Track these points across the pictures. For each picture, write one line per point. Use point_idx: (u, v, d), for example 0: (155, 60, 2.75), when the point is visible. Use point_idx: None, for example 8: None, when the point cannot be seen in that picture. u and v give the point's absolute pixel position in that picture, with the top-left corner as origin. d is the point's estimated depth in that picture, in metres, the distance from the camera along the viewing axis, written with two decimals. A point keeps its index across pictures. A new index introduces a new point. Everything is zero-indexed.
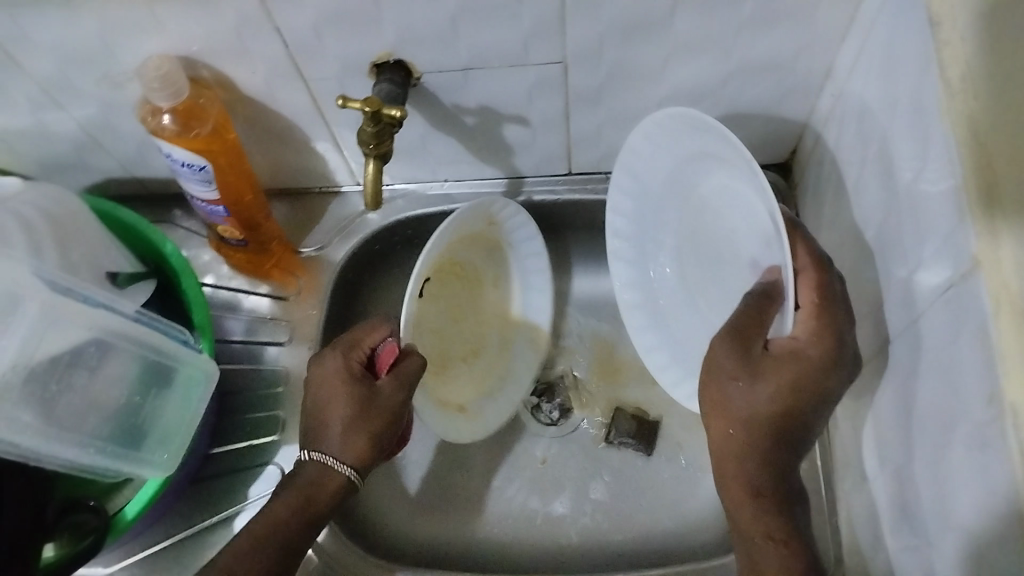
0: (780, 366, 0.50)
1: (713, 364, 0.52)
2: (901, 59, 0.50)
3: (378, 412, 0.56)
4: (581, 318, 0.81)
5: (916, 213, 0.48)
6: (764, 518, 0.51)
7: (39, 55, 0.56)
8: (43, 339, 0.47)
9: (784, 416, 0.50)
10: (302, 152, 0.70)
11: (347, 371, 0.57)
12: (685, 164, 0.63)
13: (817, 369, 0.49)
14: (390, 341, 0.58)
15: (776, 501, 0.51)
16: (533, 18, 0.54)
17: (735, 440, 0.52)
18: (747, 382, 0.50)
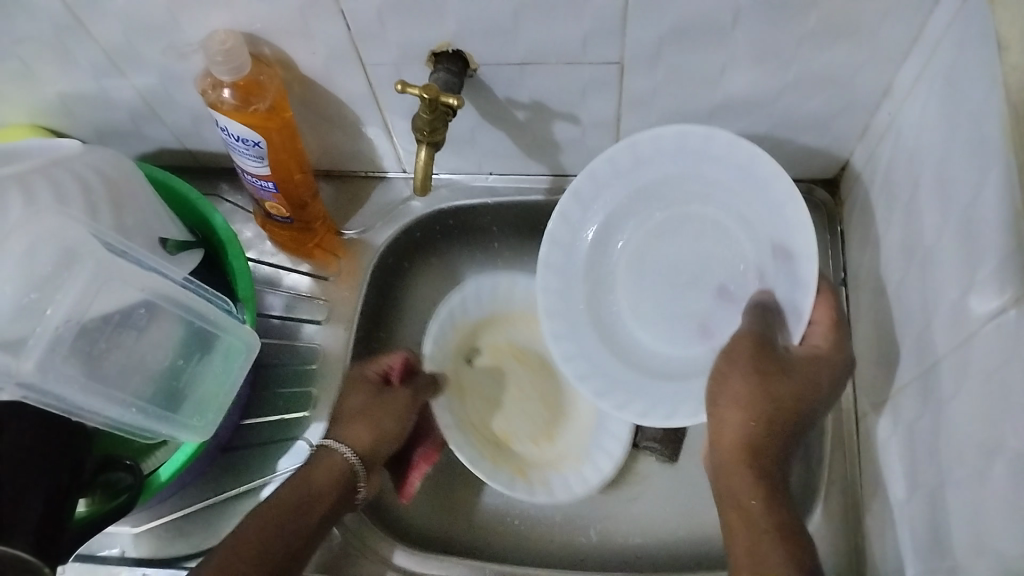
0: (809, 366, 0.55)
1: (715, 383, 0.56)
2: (964, 82, 0.49)
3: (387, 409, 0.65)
4: None
5: (968, 238, 0.48)
6: (761, 527, 0.51)
7: (109, 22, 0.57)
8: (97, 293, 0.49)
9: (799, 417, 0.54)
10: (353, 135, 0.71)
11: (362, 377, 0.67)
12: (666, 185, 0.68)
13: (838, 376, 0.55)
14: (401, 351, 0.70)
15: (778, 498, 0.52)
16: (595, 17, 0.55)
17: (731, 457, 0.54)
18: (749, 396, 0.54)
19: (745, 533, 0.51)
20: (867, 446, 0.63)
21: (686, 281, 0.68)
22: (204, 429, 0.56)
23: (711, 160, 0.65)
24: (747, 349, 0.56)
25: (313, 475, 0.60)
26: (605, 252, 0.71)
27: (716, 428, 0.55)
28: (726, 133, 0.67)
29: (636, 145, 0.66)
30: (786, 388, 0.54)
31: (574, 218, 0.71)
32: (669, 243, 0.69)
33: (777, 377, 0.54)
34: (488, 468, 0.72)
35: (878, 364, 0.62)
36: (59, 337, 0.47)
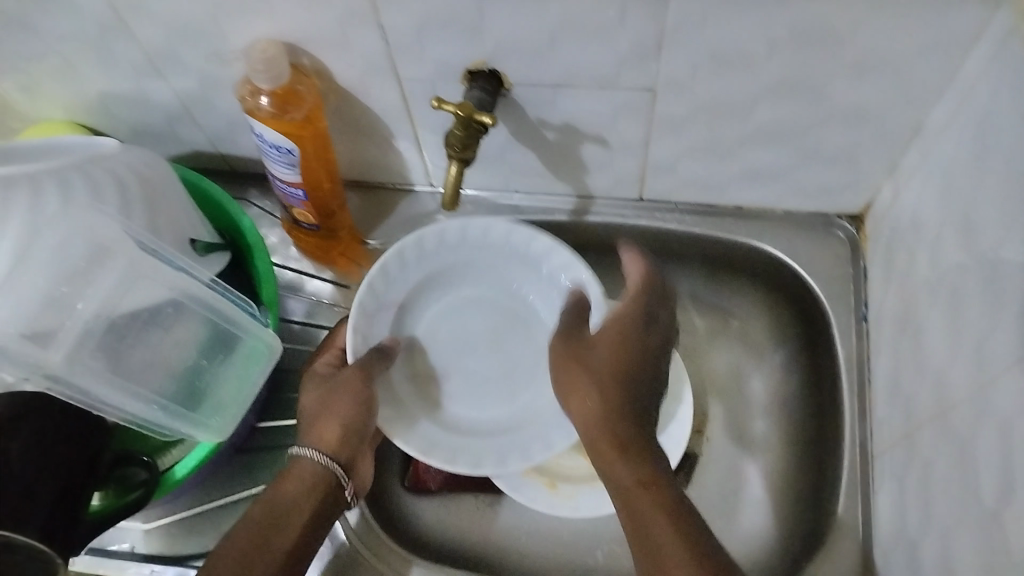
0: (614, 326, 0.56)
1: (560, 380, 0.56)
2: (996, 125, 0.49)
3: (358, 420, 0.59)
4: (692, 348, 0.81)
5: (995, 280, 0.48)
6: (661, 512, 0.50)
7: (152, 25, 0.58)
8: (129, 290, 0.50)
9: (629, 372, 0.54)
10: (384, 148, 0.71)
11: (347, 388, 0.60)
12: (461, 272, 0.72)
13: (634, 319, 0.56)
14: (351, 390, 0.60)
15: (662, 481, 0.52)
16: (630, 42, 0.55)
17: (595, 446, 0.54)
18: (585, 385, 0.54)
19: (665, 522, 0.50)
20: (881, 486, 0.62)
21: (477, 350, 0.70)
22: (223, 428, 0.57)
23: (526, 257, 0.71)
24: (569, 344, 0.57)
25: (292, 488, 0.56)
26: (404, 322, 0.70)
27: (574, 415, 0.55)
28: (753, 164, 0.68)
29: (489, 230, 0.70)
30: (631, 345, 0.55)
31: (393, 268, 0.69)
32: (452, 314, 0.71)
33: (638, 331, 0.56)
34: (517, 478, 0.72)
35: (896, 402, 0.61)
36: (89, 331, 0.48)
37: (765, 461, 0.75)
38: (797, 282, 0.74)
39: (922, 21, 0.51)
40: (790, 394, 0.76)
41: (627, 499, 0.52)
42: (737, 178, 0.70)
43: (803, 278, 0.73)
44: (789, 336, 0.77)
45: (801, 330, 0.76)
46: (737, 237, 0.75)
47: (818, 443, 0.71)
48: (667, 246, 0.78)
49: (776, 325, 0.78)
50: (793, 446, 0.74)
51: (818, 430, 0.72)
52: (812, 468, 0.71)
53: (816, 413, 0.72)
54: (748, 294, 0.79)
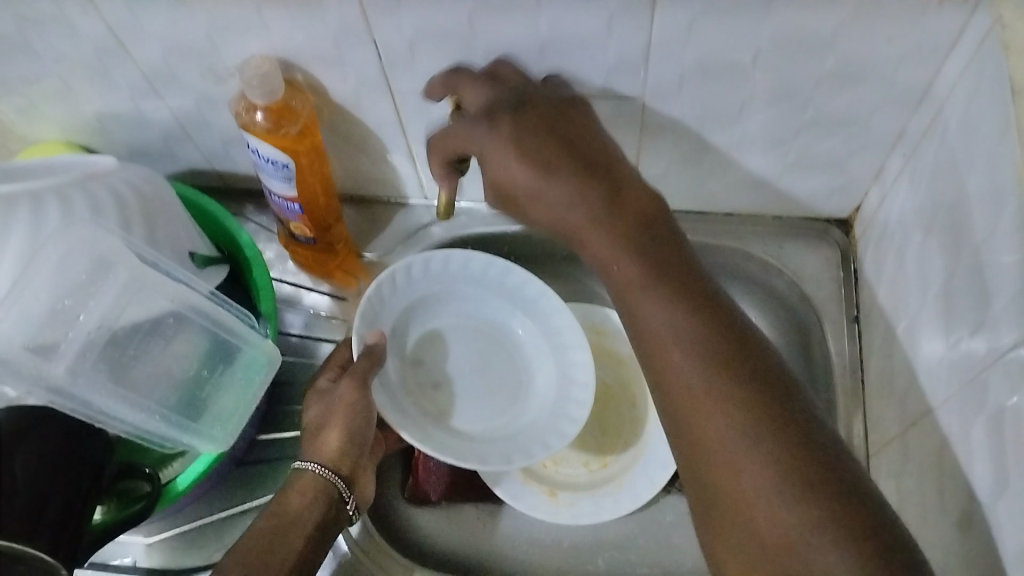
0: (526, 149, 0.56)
1: (511, 174, 0.57)
2: (978, 126, 0.51)
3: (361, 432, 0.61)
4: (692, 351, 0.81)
5: (981, 276, 0.49)
6: (737, 383, 0.49)
7: (149, 45, 0.60)
8: (130, 301, 0.51)
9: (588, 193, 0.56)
10: (378, 162, 0.72)
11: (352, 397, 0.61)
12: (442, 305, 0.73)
13: (532, 128, 0.56)
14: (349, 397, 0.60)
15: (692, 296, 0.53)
16: (618, 52, 0.57)
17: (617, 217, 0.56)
18: (562, 190, 0.56)
19: (688, 367, 0.51)
20: (878, 484, 0.63)
21: (465, 376, 0.72)
22: (224, 439, 0.57)
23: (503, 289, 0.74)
24: (491, 181, 0.59)
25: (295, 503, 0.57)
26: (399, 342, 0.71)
27: (598, 248, 0.56)
28: (742, 170, 0.69)
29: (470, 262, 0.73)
30: (597, 187, 0.56)
31: (394, 284, 0.70)
32: (438, 334, 0.73)
33: (551, 138, 0.56)
34: (518, 486, 0.72)
35: (889, 401, 0.62)
36: (91, 343, 0.49)
37: None
38: (789, 288, 0.75)
39: (902, 26, 0.52)
40: None
41: (691, 406, 0.50)
42: (727, 185, 0.71)
43: (794, 283, 0.74)
44: (781, 342, 0.77)
45: (789, 335, 0.76)
46: (727, 244, 0.76)
47: None
48: None
49: (768, 333, 0.78)
50: None
51: None
52: None
53: None
54: None
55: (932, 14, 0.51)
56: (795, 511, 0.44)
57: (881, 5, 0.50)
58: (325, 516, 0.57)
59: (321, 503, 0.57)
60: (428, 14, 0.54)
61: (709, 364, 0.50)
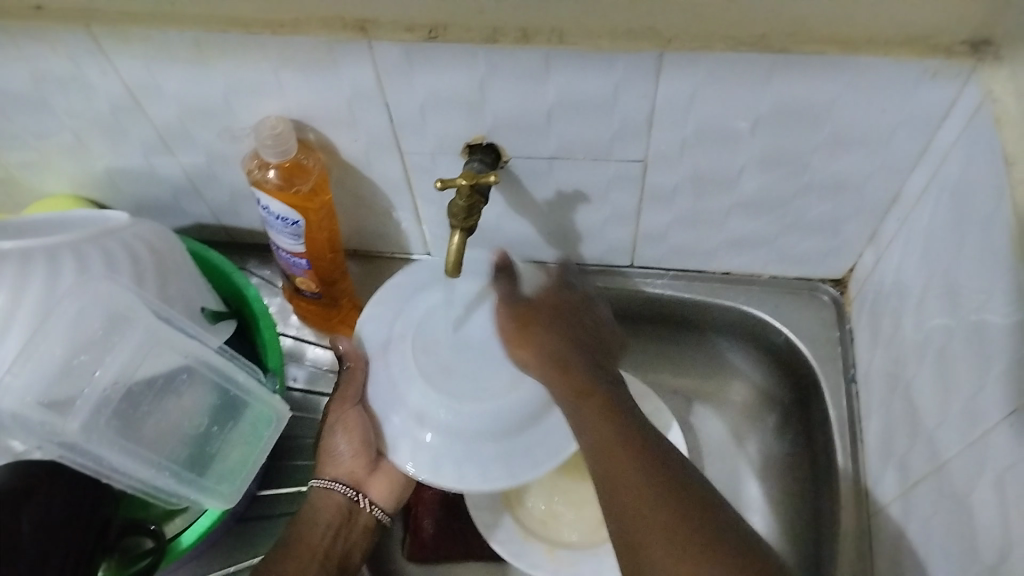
0: (556, 300, 0.65)
1: (522, 356, 0.60)
2: (971, 191, 0.53)
3: (334, 496, 0.65)
4: (722, 403, 0.82)
5: (979, 339, 0.50)
6: (626, 426, 0.55)
7: (165, 105, 0.61)
8: (146, 356, 0.51)
9: (569, 334, 0.61)
10: (384, 219, 0.74)
11: (333, 496, 0.65)
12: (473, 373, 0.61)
13: (568, 307, 0.64)
14: (325, 510, 0.65)
15: (600, 409, 0.56)
16: (623, 118, 0.59)
17: (558, 394, 0.57)
18: (549, 356, 0.59)
19: (639, 476, 0.53)
20: (881, 543, 0.63)
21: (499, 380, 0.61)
22: (228, 495, 0.57)
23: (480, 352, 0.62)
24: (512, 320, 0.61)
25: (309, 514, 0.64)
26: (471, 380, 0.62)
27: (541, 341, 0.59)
28: (741, 231, 0.71)
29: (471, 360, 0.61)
30: (575, 376, 0.58)
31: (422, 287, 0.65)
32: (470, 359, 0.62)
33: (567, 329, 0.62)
34: (518, 543, 0.72)
35: (888, 459, 0.63)
36: (106, 400, 0.49)
37: (762, 519, 0.76)
38: (785, 345, 0.76)
39: (894, 98, 0.54)
40: (784, 455, 0.78)
41: (605, 453, 0.54)
42: (723, 246, 0.73)
43: (790, 342, 0.75)
44: (779, 401, 0.79)
45: (789, 395, 0.78)
46: (727, 301, 0.77)
47: (814, 501, 0.72)
48: (659, 310, 0.80)
49: (761, 391, 0.81)
50: (792, 507, 0.75)
51: (814, 489, 0.73)
52: (810, 525, 0.72)
53: (811, 473, 0.74)
54: (743, 362, 0.81)
55: (925, 87, 0.53)
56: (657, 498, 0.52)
57: (876, 77, 0.53)
58: (344, 522, 0.65)
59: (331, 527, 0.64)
60: (440, 80, 0.56)
61: (596, 421, 0.55)
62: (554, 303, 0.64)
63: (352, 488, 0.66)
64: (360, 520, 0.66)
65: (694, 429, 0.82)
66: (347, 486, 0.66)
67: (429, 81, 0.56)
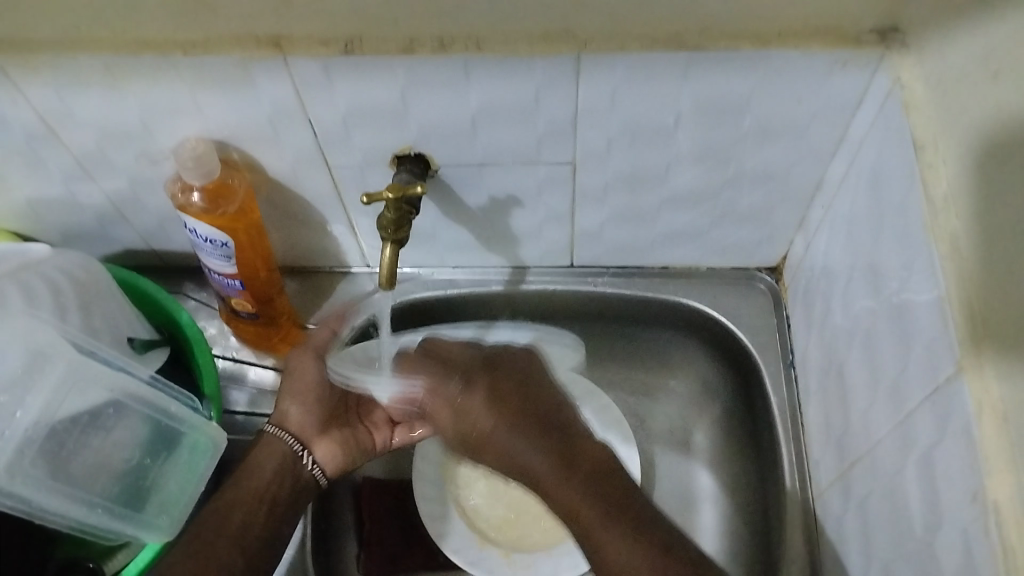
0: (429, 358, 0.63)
1: (461, 413, 0.60)
2: (886, 177, 0.54)
3: (280, 444, 0.62)
4: (669, 396, 0.83)
5: (902, 320, 0.51)
6: (565, 464, 0.56)
7: (79, 131, 0.60)
8: (70, 393, 0.50)
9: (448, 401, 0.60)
10: (318, 234, 0.73)
11: (280, 441, 0.62)
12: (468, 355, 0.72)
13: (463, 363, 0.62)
14: (269, 455, 0.61)
15: (542, 453, 0.56)
16: (547, 122, 0.59)
17: (457, 443, 0.62)
18: (491, 410, 0.59)
19: (598, 514, 0.53)
20: (825, 525, 0.64)
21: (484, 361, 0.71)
22: (167, 527, 0.56)
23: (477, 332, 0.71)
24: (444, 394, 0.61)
25: (252, 460, 0.60)
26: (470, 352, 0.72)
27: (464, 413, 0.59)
28: (674, 226, 0.71)
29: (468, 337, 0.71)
30: (530, 408, 0.59)
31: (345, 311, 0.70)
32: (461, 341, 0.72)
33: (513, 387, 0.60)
34: (475, 551, 0.72)
35: (827, 442, 0.64)
36: (29, 440, 0.48)
37: (712, 509, 0.77)
38: (725, 336, 0.77)
39: (810, 88, 0.55)
40: (731, 443, 0.79)
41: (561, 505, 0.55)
42: (658, 241, 0.74)
43: (731, 332, 0.76)
44: (723, 391, 0.80)
45: (732, 385, 0.79)
46: (667, 295, 0.78)
47: (760, 488, 0.73)
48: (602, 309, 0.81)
49: (706, 380, 0.81)
50: (740, 495, 0.76)
51: (760, 476, 0.74)
52: (758, 512, 0.73)
53: (756, 460, 0.75)
54: (687, 355, 0.82)
55: (838, 76, 0.54)
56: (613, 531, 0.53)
57: (790, 69, 0.54)
58: (288, 473, 0.61)
59: (274, 478, 0.60)
60: (360, 92, 0.56)
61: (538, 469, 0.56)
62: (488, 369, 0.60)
63: (299, 442, 0.62)
64: (301, 478, 0.62)
65: (644, 424, 0.82)
66: (292, 438, 0.62)
67: (350, 94, 0.56)
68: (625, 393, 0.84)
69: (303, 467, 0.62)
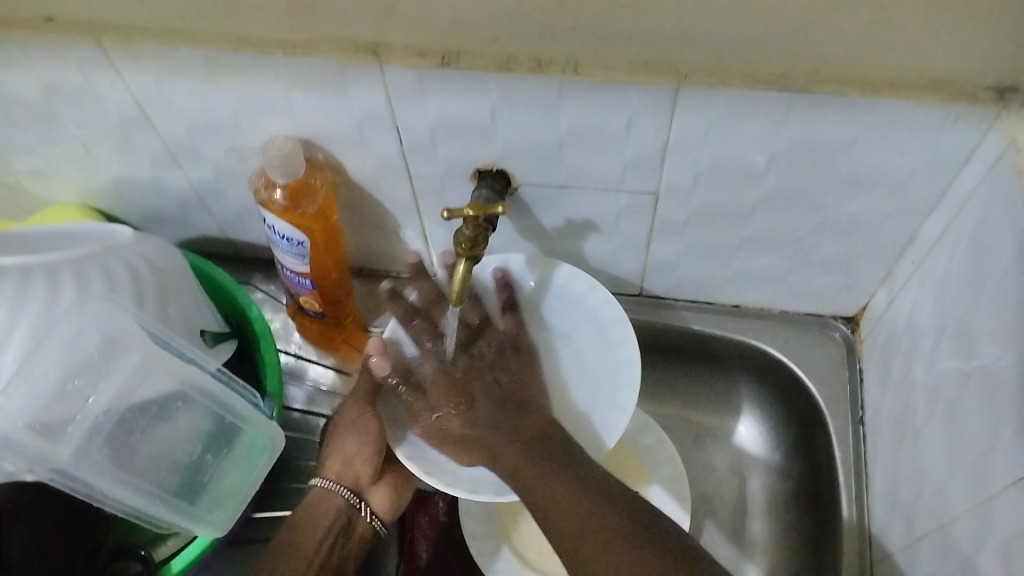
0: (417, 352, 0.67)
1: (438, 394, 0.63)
2: (989, 242, 0.51)
3: (334, 496, 0.63)
4: (726, 436, 0.81)
5: (993, 394, 0.49)
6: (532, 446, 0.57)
7: (172, 119, 0.60)
8: (142, 382, 0.50)
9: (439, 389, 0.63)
10: (390, 239, 0.73)
11: (335, 494, 0.63)
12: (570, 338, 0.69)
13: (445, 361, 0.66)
14: (328, 507, 0.63)
15: (509, 435, 0.58)
16: (635, 150, 0.57)
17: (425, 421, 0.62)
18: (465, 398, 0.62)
19: (582, 503, 0.52)
20: None
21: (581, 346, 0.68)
22: (218, 523, 0.57)
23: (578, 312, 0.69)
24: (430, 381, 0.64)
25: (306, 513, 0.62)
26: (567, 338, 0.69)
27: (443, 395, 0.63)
28: (753, 267, 0.69)
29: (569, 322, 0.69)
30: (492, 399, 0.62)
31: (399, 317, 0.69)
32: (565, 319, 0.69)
33: (500, 377, 0.65)
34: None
35: (893, 507, 0.62)
36: (98, 428, 0.49)
37: (761, 560, 0.74)
38: (793, 381, 0.75)
39: (916, 141, 0.53)
40: (788, 494, 0.76)
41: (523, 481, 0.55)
42: (733, 279, 0.72)
43: (799, 379, 0.74)
44: (785, 438, 0.78)
45: (796, 433, 0.77)
46: (737, 334, 0.76)
47: (815, 544, 0.71)
48: (666, 341, 0.79)
49: (770, 427, 0.79)
50: (792, 549, 0.74)
51: (816, 531, 0.71)
52: (812, 570, 0.71)
53: (813, 515, 0.72)
54: (748, 397, 0.80)
55: (948, 132, 0.52)
56: (587, 513, 0.52)
57: (897, 120, 0.51)
58: (344, 524, 0.63)
59: (329, 526, 0.62)
60: (452, 106, 0.55)
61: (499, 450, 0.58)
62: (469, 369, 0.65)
63: (355, 494, 0.64)
64: (356, 529, 0.64)
65: (697, 463, 0.80)
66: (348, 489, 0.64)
67: (441, 107, 0.55)
68: (680, 431, 0.82)
69: (360, 517, 0.64)
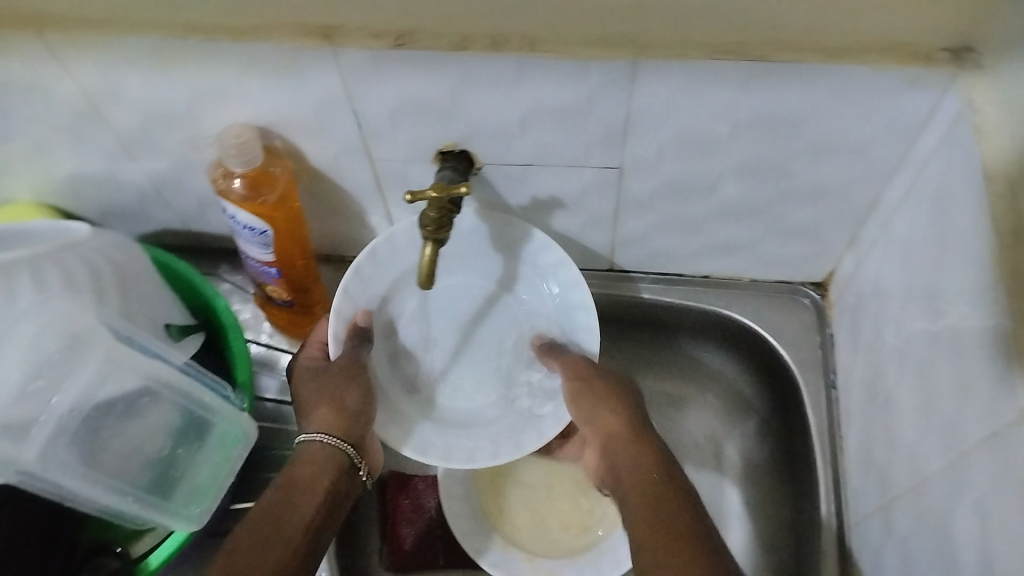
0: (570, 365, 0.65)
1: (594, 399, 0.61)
2: (950, 204, 0.52)
3: (333, 454, 0.57)
4: (701, 405, 0.81)
5: (958, 354, 0.49)
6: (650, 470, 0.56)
7: (125, 112, 0.59)
8: (106, 379, 0.50)
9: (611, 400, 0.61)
10: (357, 224, 0.72)
11: (333, 450, 0.58)
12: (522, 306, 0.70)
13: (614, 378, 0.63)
14: (324, 462, 0.57)
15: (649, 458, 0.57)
16: (598, 126, 0.57)
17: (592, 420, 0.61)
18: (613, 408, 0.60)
19: (676, 524, 0.51)
20: (860, 553, 0.63)
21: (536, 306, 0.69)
22: (193, 517, 0.56)
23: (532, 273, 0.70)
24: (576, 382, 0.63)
25: (297, 470, 0.56)
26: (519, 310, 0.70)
27: (585, 405, 0.62)
28: (721, 237, 0.70)
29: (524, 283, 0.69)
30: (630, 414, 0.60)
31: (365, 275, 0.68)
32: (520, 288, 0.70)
33: (632, 393, 0.62)
34: (500, 553, 0.72)
35: (867, 469, 0.63)
36: (62, 427, 0.48)
37: (740, 527, 0.76)
38: (764, 349, 0.75)
39: (874, 106, 0.53)
40: (764, 460, 0.77)
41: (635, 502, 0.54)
42: (702, 250, 0.72)
43: (770, 346, 0.74)
44: (760, 405, 0.78)
45: (770, 400, 0.77)
46: (707, 305, 0.76)
47: (794, 509, 0.72)
48: (638, 314, 0.79)
49: (744, 394, 0.80)
50: (770, 514, 0.75)
51: (793, 496, 0.72)
52: (791, 533, 0.72)
53: (790, 480, 0.73)
54: (722, 365, 0.80)
55: (905, 95, 0.52)
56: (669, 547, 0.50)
57: (855, 86, 0.52)
58: (341, 481, 0.57)
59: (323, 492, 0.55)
60: (410, 88, 0.55)
61: (636, 467, 0.56)
62: (624, 386, 0.62)
63: (357, 452, 0.59)
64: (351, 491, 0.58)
65: (674, 434, 0.81)
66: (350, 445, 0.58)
67: (399, 89, 0.55)
68: (657, 402, 0.82)
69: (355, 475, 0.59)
